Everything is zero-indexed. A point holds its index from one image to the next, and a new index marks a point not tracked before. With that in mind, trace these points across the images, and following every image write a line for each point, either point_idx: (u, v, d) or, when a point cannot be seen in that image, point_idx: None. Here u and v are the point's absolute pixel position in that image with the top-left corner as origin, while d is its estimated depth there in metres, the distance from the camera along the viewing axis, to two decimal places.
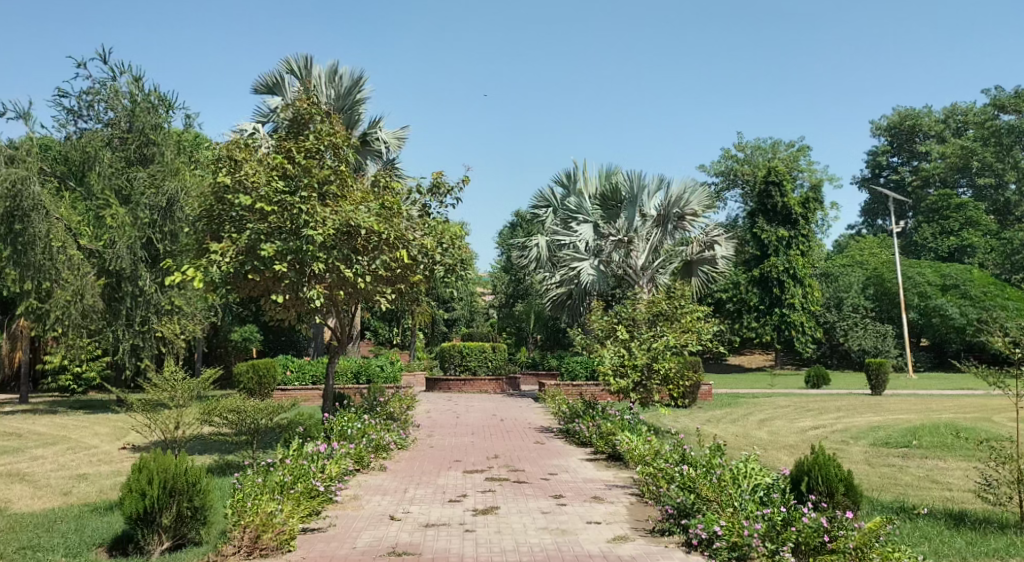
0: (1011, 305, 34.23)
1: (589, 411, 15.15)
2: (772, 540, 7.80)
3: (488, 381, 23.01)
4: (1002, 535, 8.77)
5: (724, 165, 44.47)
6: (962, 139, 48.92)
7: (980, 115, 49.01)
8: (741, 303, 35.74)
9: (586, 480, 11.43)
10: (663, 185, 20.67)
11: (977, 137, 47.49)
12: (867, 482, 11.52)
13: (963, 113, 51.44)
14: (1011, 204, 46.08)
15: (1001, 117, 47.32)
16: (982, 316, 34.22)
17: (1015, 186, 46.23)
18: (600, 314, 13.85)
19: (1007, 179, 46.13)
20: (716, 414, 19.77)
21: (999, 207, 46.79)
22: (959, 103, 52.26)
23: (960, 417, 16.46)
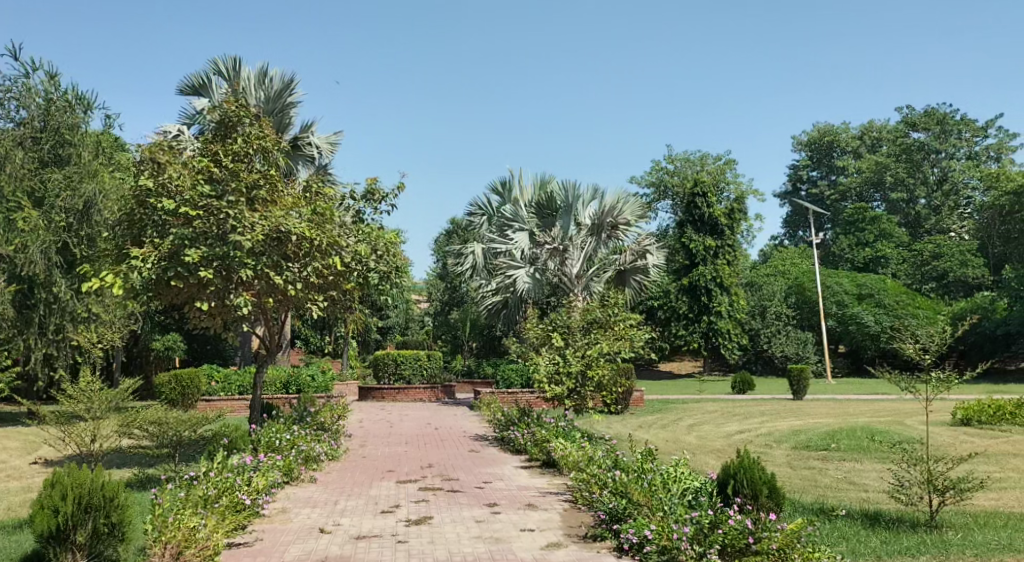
0: (921, 313, 35.70)
1: (524, 419, 15.24)
2: (699, 543, 8.00)
3: (424, 390, 22.88)
4: (914, 534, 9.13)
5: (655, 176, 45.27)
6: (876, 155, 50.87)
7: (894, 132, 50.98)
8: (672, 311, 36.41)
9: (520, 488, 11.50)
10: (597, 195, 20.96)
11: (890, 153, 49.53)
12: (788, 484, 11.88)
13: (878, 130, 53.48)
14: (921, 218, 48.01)
15: (912, 134, 49.33)
16: (894, 324, 35.54)
17: (925, 200, 48.13)
18: (536, 322, 13.96)
19: (918, 194, 48.02)
20: (648, 419, 20.09)
21: (910, 221, 48.74)
22: (874, 121, 54.25)
23: (876, 420, 17.08)
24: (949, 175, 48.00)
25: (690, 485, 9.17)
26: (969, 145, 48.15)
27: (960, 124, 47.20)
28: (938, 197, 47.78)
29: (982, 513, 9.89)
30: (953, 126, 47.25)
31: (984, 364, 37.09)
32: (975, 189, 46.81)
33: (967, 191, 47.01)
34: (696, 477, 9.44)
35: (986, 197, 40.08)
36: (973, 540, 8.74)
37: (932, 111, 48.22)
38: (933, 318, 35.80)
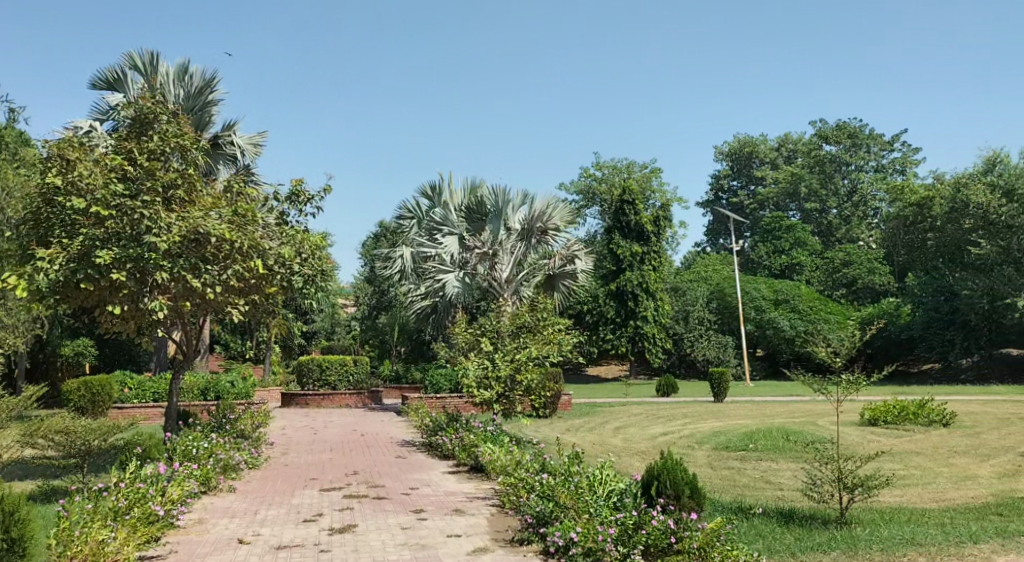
0: (833, 318, 37.06)
1: (452, 424, 15.23)
2: (624, 544, 8.10)
3: (349, 396, 22.61)
4: (826, 530, 9.44)
5: (583, 183, 45.78)
6: (791, 166, 52.64)
7: (808, 145, 52.93)
8: (599, 315, 36.79)
9: (447, 493, 11.50)
10: (526, 200, 21.07)
11: (805, 165, 51.48)
12: (708, 484, 12.16)
13: (794, 142, 55.28)
14: (832, 227, 50.17)
15: (824, 147, 51.54)
16: (808, 328, 36.84)
17: (836, 211, 50.07)
18: (464, 326, 13.96)
19: (830, 205, 50.03)
20: (574, 423, 20.29)
21: (823, 230, 50.77)
22: (790, 133, 56.10)
23: (791, 421, 17.66)
24: (857, 188, 50.34)
25: (614, 487, 9.32)
26: (877, 158, 50.85)
27: (869, 138, 50.30)
28: (848, 208, 49.98)
29: (887, 509, 10.31)
30: (862, 140, 50.23)
31: (889, 367, 38.82)
32: (882, 201, 49.49)
33: (874, 202, 49.46)
34: (622, 479, 9.59)
35: (893, 208, 41.85)
36: (880, 535, 9.09)
37: (844, 125, 50.55)
38: (844, 323, 37.17)
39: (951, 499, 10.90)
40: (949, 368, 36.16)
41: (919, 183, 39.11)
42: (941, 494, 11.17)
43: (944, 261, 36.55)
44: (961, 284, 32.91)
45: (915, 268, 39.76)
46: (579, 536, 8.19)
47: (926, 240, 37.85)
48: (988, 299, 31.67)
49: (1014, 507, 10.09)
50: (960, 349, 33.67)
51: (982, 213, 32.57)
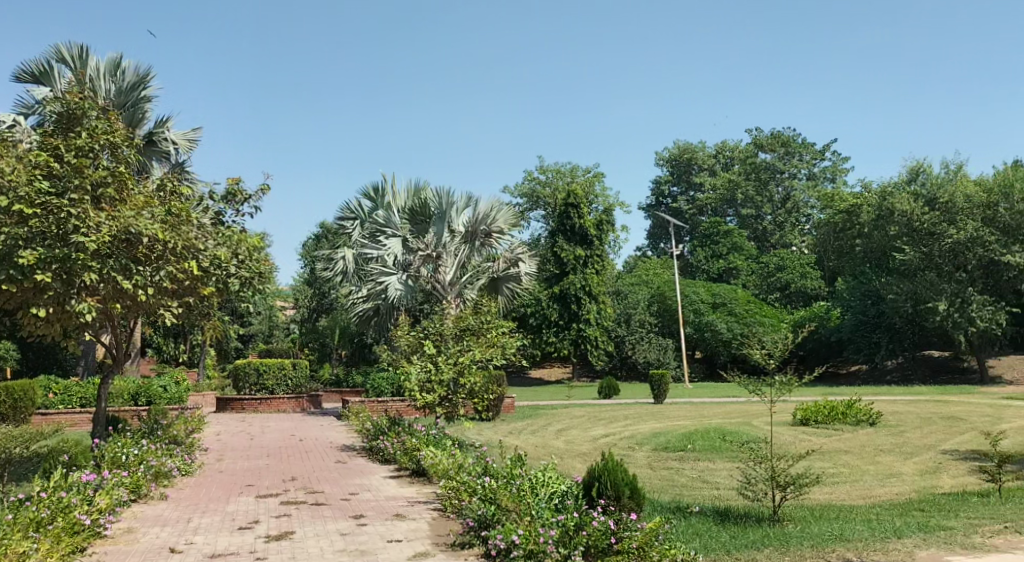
0: (767, 321, 37.78)
1: (393, 428, 15.08)
2: (565, 545, 8.07)
3: (286, 400, 22.24)
4: (760, 527, 9.59)
5: (527, 187, 45.81)
6: (729, 173, 53.56)
7: (744, 151, 53.97)
8: (542, 318, 36.87)
9: (388, 498, 11.35)
10: (470, 203, 20.93)
11: (741, 172, 52.46)
12: (648, 484, 12.25)
13: (732, 150, 56.36)
14: (768, 233, 51.26)
15: (760, 155, 52.61)
16: (744, 331, 37.56)
17: (771, 217, 51.23)
18: (407, 329, 13.82)
19: (765, 211, 51.20)
20: (517, 425, 20.26)
21: (758, 235, 51.79)
22: (727, 141, 57.14)
23: (728, 421, 17.94)
24: (790, 195, 51.62)
25: (556, 489, 9.32)
26: (809, 166, 52.16)
27: (802, 147, 51.59)
28: (781, 214, 51.35)
29: (818, 507, 10.51)
30: (795, 149, 51.49)
31: (820, 368, 39.80)
32: (813, 208, 51.33)
33: (806, 209, 51.26)
34: (563, 480, 9.59)
35: (824, 216, 42.91)
36: (812, 532, 9.25)
37: (778, 133, 51.74)
38: (778, 326, 37.98)
39: (877, 495, 11.17)
40: (875, 369, 37.25)
41: (849, 192, 40.13)
42: (869, 492, 11.45)
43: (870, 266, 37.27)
44: (886, 288, 33.85)
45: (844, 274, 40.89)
46: (520, 537, 8.12)
47: (854, 246, 38.96)
48: (912, 303, 32.68)
49: (935, 502, 10.39)
50: (886, 351, 34.68)
51: (906, 220, 32.96)
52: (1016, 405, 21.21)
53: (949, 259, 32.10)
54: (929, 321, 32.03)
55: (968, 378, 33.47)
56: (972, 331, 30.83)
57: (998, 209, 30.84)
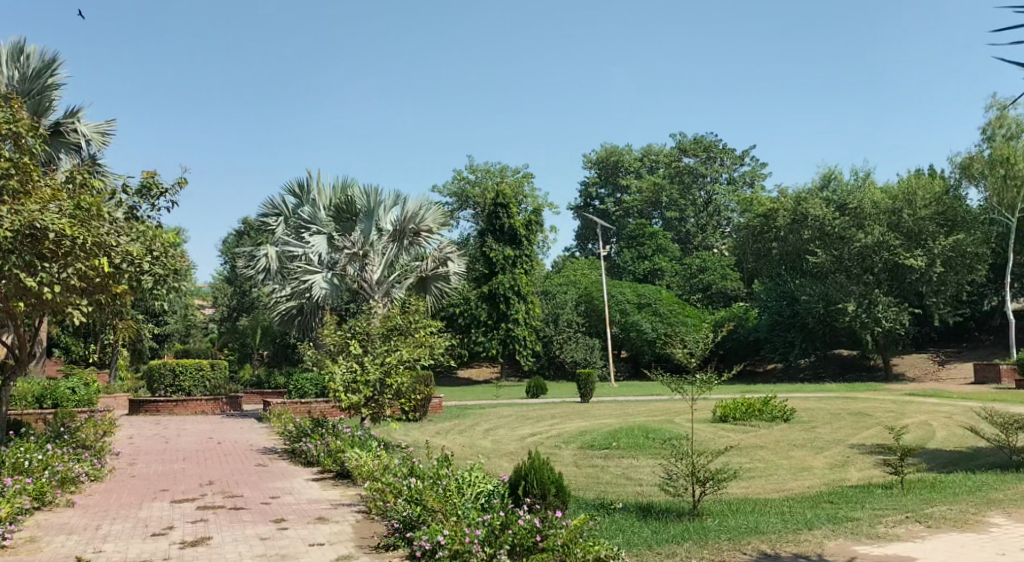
0: (690, 321, 38.52)
1: (317, 429, 14.83)
2: (490, 544, 7.98)
3: (205, 402, 21.67)
4: (681, 522, 9.71)
5: (456, 186, 45.68)
6: (654, 176, 54.48)
7: (668, 156, 55.04)
8: (471, 318, 36.82)
9: (311, 501, 11.12)
10: (398, 202, 20.67)
11: (666, 175, 53.59)
12: (573, 482, 12.31)
13: (657, 154, 57.45)
14: (690, 235, 52.27)
15: (683, 159, 53.76)
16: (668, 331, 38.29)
17: (693, 220, 52.37)
18: (332, 328, 13.56)
19: (688, 214, 52.28)
20: (444, 426, 20.16)
21: (682, 237, 52.70)
22: (652, 145, 58.13)
23: (651, 419, 18.18)
24: (712, 198, 53.06)
25: (482, 489, 9.28)
26: (729, 170, 53.79)
27: (722, 152, 53.20)
28: (703, 217, 52.54)
29: (735, 501, 10.73)
30: (716, 154, 53.07)
31: (738, 367, 40.76)
32: (733, 212, 52.83)
33: (727, 213, 52.74)
34: (490, 480, 9.55)
35: (744, 219, 43.99)
36: (730, 525, 9.43)
37: (700, 138, 53.05)
38: (700, 326, 38.75)
39: (790, 489, 11.46)
40: (789, 368, 38.44)
41: (765, 196, 41.14)
42: (782, 485, 11.74)
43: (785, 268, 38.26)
44: (799, 289, 34.87)
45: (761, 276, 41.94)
46: (446, 538, 8.00)
47: (770, 249, 40.03)
48: (823, 304, 33.75)
49: (843, 495, 10.69)
50: (800, 350, 35.70)
51: (818, 224, 34.46)
52: (919, 401, 22.05)
53: (858, 263, 33.44)
54: (839, 321, 33.25)
55: (873, 376, 34.72)
56: (878, 331, 31.91)
57: (902, 214, 32.18)
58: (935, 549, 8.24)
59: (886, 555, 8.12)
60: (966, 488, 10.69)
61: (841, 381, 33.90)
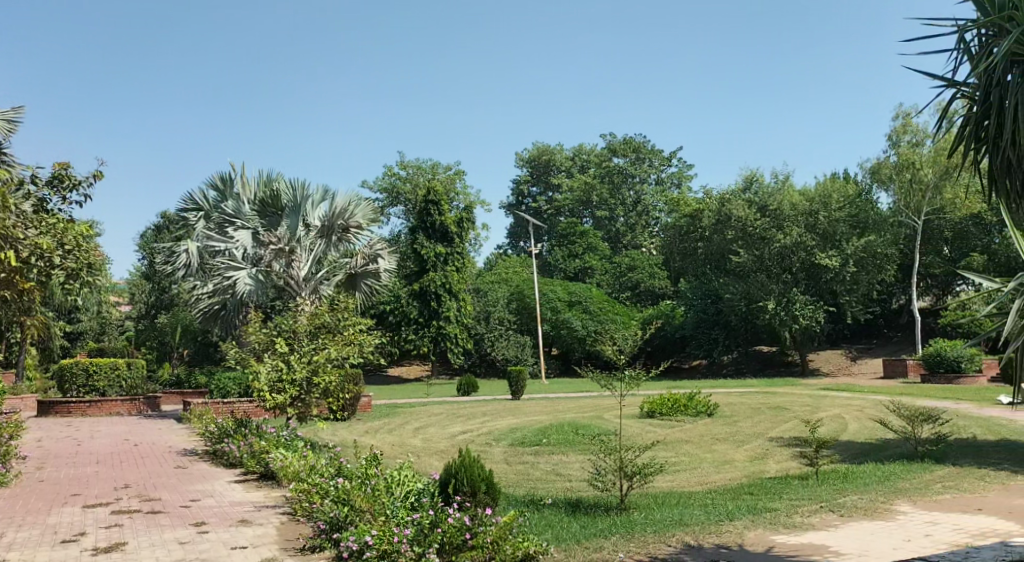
0: (619, 319, 38.89)
1: (240, 430, 14.42)
2: (419, 543, 7.82)
3: (121, 402, 20.93)
4: (609, 516, 9.74)
5: (387, 182, 45.24)
6: (584, 176, 54.96)
7: (598, 156, 55.57)
8: (401, 316, 36.47)
9: (233, 504, 10.78)
10: (327, 197, 20.26)
11: (597, 175, 54.08)
12: (504, 479, 12.23)
13: (588, 153, 57.89)
14: (620, 234, 52.85)
15: (613, 159, 54.36)
16: (598, 328, 38.62)
17: (623, 219, 53.04)
18: (257, 326, 13.21)
19: (618, 213, 52.87)
20: (374, 425, 19.87)
21: (612, 236, 53.22)
22: (584, 145, 58.60)
23: (581, 415, 18.24)
24: (641, 198, 53.82)
25: (412, 487, 9.09)
26: (658, 171, 54.63)
27: (651, 153, 54.00)
28: (633, 216, 53.23)
29: (660, 494, 10.83)
30: (646, 155, 53.81)
31: (665, 363, 41.37)
32: (661, 212, 53.62)
33: (655, 213, 53.45)
34: (419, 479, 9.35)
35: (671, 219, 44.65)
36: (657, 517, 9.48)
37: (630, 139, 53.75)
38: (629, 323, 39.18)
39: (713, 481, 11.64)
40: (713, 364, 39.25)
41: (691, 196, 41.77)
42: (705, 478, 11.91)
43: (709, 267, 38.76)
44: (723, 288, 35.58)
45: (688, 275, 42.61)
46: (374, 538, 7.82)
47: (696, 248, 40.57)
48: (745, 302, 34.48)
49: (763, 486, 10.86)
50: (723, 346, 36.40)
51: (741, 225, 34.89)
52: (836, 395, 22.68)
53: (777, 262, 34.09)
54: (760, 318, 34.05)
55: (792, 371, 35.66)
56: (795, 329, 32.82)
57: (818, 216, 33.09)
58: (853, 536, 8.44)
59: (802, 544, 8.27)
60: (877, 478, 10.99)
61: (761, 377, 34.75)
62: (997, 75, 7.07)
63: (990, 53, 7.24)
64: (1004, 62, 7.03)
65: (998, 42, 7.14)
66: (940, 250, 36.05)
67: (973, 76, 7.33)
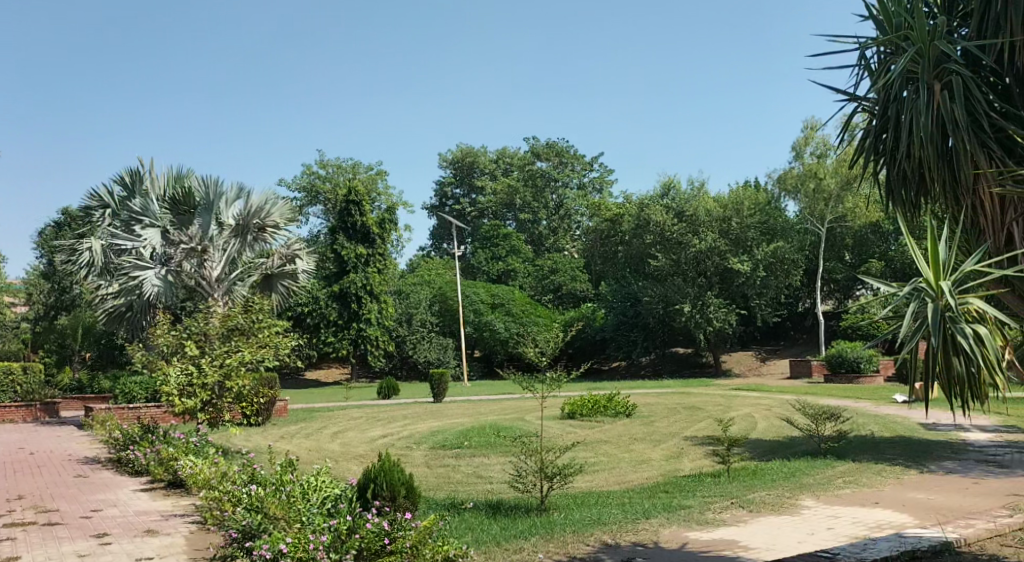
0: (541, 321, 39.00)
1: (146, 436, 13.81)
2: (335, 551, 7.47)
3: (16, 409, 19.87)
4: (529, 517, 9.64)
5: (306, 180, 44.33)
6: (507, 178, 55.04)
7: (521, 159, 55.79)
8: (320, 317, 35.77)
9: (138, 513, 10.28)
10: (241, 195, 19.66)
11: (520, 178, 54.23)
12: (424, 483, 12.01)
13: (511, 156, 57.89)
14: (543, 237, 53.09)
15: (537, 163, 54.67)
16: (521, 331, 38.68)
17: (545, 222, 53.40)
18: (166, 328, 12.65)
19: (541, 216, 53.17)
20: (290, 429, 19.38)
21: (534, 239, 53.41)
22: (507, 148, 58.64)
23: (502, 417, 18.14)
24: (563, 202, 54.28)
25: (329, 494, 8.55)
26: (580, 176, 55.18)
27: (573, 158, 54.52)
28: (555, 220, 53.63)
29: (579, 494, 10.79)
30: (568, 159, 54.29)
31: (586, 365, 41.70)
32: (583, 215, 54.08)
33: (577, 217, 53.89)
34: (336, 485, 8.85)
35: (592, 223, 45.08)
36: (576, 518, 9.41)
37: (553, 143, 54.13)
38: (551, 325, 39.36)
39: (630, 480, 11.68)
40: (632, 365, 39.83)
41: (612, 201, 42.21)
42: (623, 477, 11.96)
43: (629, 270, 39.23)
44: (642, 291, 36.06)
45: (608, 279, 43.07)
46: (288, 546, 7.33)
47: (616, 252, 41.04)
48: (663, 305, 35.00)
49: (678, 485, 10.94)
50: (642, 348, 36.95)
51: (660, 230, 35.42)
52: (748, 395, 23.24)
53: (693, 266, 34.77)
54: (676, 321, 34.62)
55: (706, 372, 36.36)
56: (710, 331, 33.49)
57: (731, 222, 33.96)
58: (763, 531, 8.53)
59: (715, 540, 8.31)
60: (785, 474, 11.21)
61: (678, 377, 35.41)
62: (893, 92, 6.81)
63: (888, 69, 6.97)
64: (900, 80, 6.77)
65: (896, 60, 6.87)
66: (842, 256, 37.41)
67: (872, 91, 7.07)
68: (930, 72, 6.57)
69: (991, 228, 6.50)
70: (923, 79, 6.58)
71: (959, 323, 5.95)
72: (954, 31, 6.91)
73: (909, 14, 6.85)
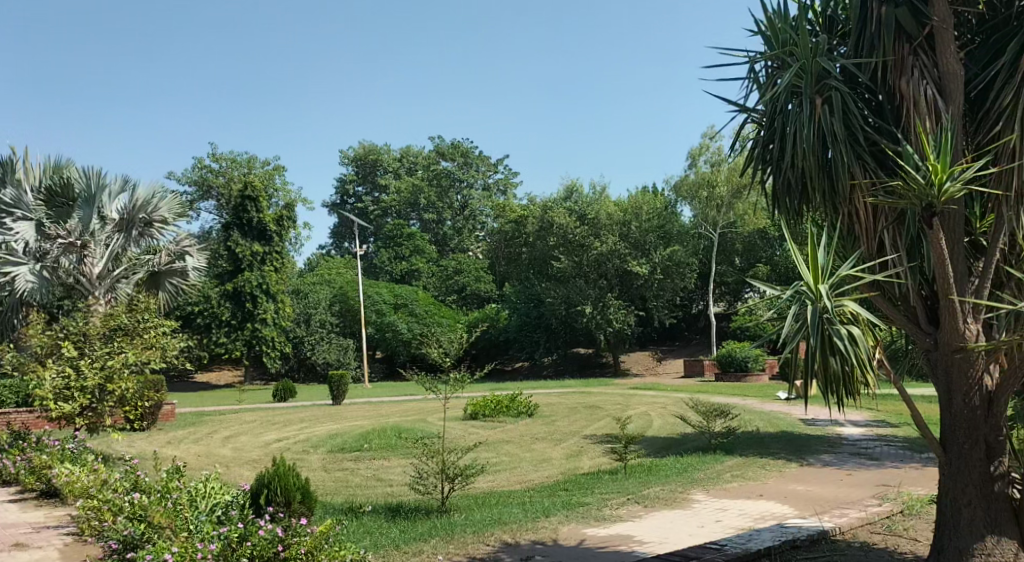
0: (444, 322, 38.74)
1: (18, 443, 12.93)
2: (225, 558, 7.04)
3: None
4: (428, 519, 9.46)
5: (197, 174, 42.76)
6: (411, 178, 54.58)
7: (427, 159, 55.51)
8: (211, 318, 34.52)
9: (5, 526, 9.59)
10: (126, 188, 18.72)
11: (424, 178, 53.85)
12: (321, 487, 11.66)
13: (415, 155, 57.27)
14: (447, 237, 52.93)
15: (441, 162, 54.53)
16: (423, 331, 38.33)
17: (450, 222, 53.30)
18: (39, 327, 11.85)
19: (445, 216, 53.01)
20: (178, 434, 18.58)
21: (439, 240, 53.19)
22: (410, 147, 58.13)
23: (402, 419, 17.86)
24: (468, 202, 54.32)
25: (221, 500, 8.07)
26: (484, 178, 55.36)
27: (478, 159, 54.67)
28: (460, 220, 53.58)
29: (479, 494, 10.65)
30: (473, 160, 54.43)
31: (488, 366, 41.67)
32: (488, 216, 54.19)
33: (482, 218, 53.98)
34: (228, 490, 8.39)
35: (495, 224, 45.14)
36: (474, 518, 9.28)
37: (458, 143, 54.15)
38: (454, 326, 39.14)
39: (531, 480, 11.64)
40: (534, 366, 40.05)
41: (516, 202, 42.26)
42: (524, 477, 11.90)
43: (531, 271, 39.38)
44: (544, 292, 36.20)
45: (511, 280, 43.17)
46: (173, 555, 6.81)
47: (519, 253, 41.16)
48: (565, 306, 35.27)
49: (576, 482, 10.95)
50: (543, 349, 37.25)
51: (563, 232, 35.70)
52: (643, 394, 23.67)
53: (594, 268, 35.21)
54: (578, 321, 35.02)
55: (605, 372, 36.87)
56: (610, 331, 33.98)
57: (630, 226, 34.56)
58: (659, 526, 8.59)
59: (612, 536, 8.31)
60: (678, 469, 11.38)
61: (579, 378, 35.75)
62: (779, 105, 6.87)
63: (775, 83, 7.04)
64: (786, 93, 6.82)
65: (782, 74, 6.97)
66: (732, 261, 38.69)
67: (759, 103, 7.14)
68: (812, 87, 6.65)
69: (865, 235, 6.69)
70: (806, 92, 6.64)
71: (835, 326, 6.10)
72: (833, 49, 7.06)
73: (794, 30, 6.98)
